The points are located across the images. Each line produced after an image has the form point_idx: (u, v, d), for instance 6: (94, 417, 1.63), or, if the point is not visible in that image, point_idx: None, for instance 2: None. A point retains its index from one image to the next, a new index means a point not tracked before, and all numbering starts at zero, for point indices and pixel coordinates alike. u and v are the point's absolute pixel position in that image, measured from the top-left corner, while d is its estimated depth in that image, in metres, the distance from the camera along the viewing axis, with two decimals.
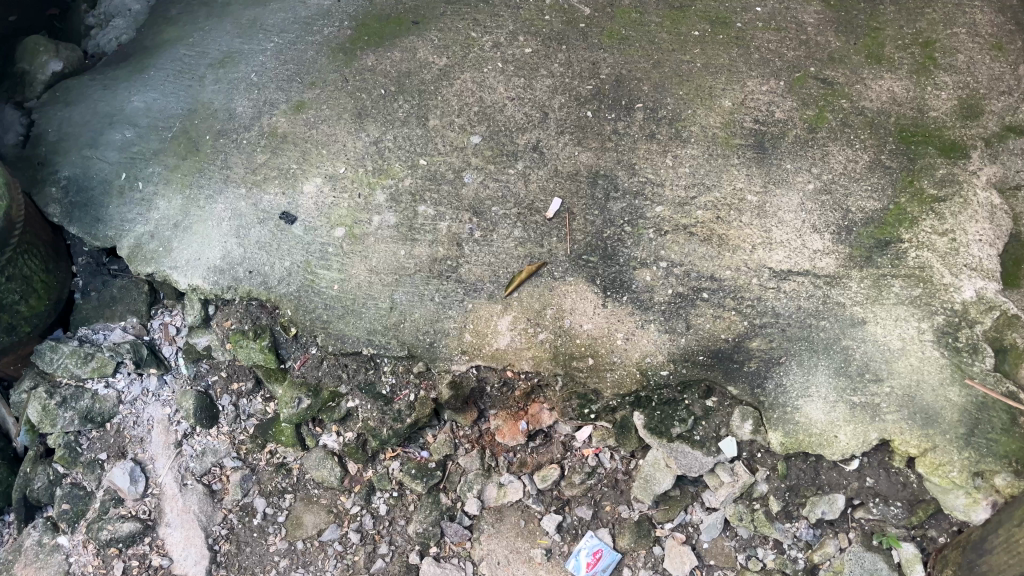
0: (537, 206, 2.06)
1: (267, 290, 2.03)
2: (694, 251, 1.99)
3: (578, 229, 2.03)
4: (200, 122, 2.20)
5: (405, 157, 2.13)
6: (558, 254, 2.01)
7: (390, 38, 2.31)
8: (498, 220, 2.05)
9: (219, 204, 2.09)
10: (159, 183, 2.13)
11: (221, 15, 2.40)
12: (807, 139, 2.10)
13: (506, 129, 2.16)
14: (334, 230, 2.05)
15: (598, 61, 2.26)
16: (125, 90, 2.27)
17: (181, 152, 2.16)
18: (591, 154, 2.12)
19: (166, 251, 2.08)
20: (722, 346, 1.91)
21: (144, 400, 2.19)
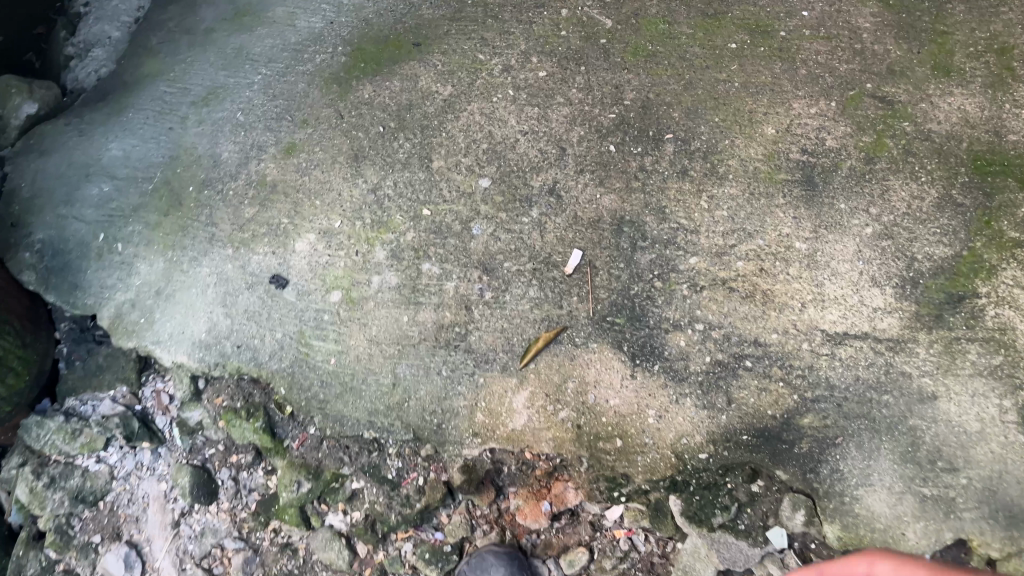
0: (554, 259, 1.83)
1: (258, 366, 1.83)
2: (735, 311, 1.75)
3: (602, 286, 1.80)
4: (182, 171, 2.01)
5: (407, 206, 1.90)
6: (579, 316, 1.78)
7: (390, 64, 2.08)
8: (511, 277, 1.82)
9: (203, 267, 1.90)
10: (140, 244, 1.94)
11: (204, 44, 2.18)
12: (864, 173, 1.83)
13: (519, 169, 1.92)
14: (329, 294, 1.85)
15: (621, 84, 2.00)
16: (102, 136, 2.08)
17: (162, 207, 1.97)
18: (615, 197, 1.87)
19: (147, 324, 1.88)
20: (769, 423, 1.67)
21: (138, 475, 2.04)
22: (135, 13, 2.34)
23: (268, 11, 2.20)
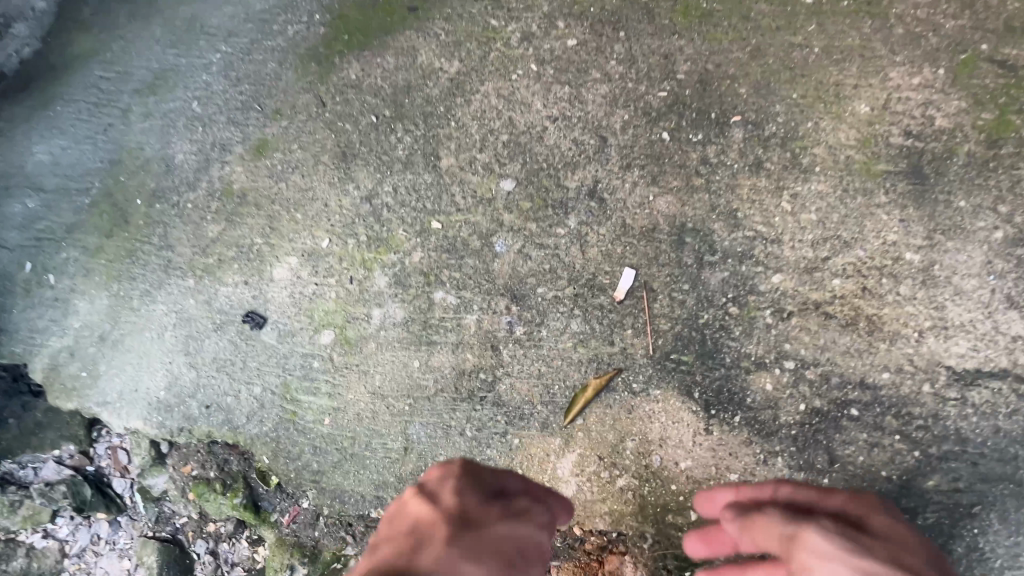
0: (600, 282, 1.45)
1: (234, 431, 1.48)
2: (834, 343, 1.39)
3: (662, 314, 1.43)
4: (127, 179, 1.60)
5: (411, 217, 1.52)
6: (635, 354, 1.43)
7: (381, 36, 1.57)
8: (547, 307, 1.45)
9: (159, 304, 1.53)
10: (77, 274, 1.57)
11: (148, 15, 1.64)
12: (987, 160, 1.40)
13: (549, 165, 1.51)
14: (318, 335, 1.49)
15: (671, 53, 1.50)
16: (23, 134, 1.65)
17: (103, 226, 1.58)
18: (672, 199, 1.48)
19: (91, 380, 1.54)
20: (882, 487, 1.35)
21: (96, 550, 1.69)
22: None
23: None
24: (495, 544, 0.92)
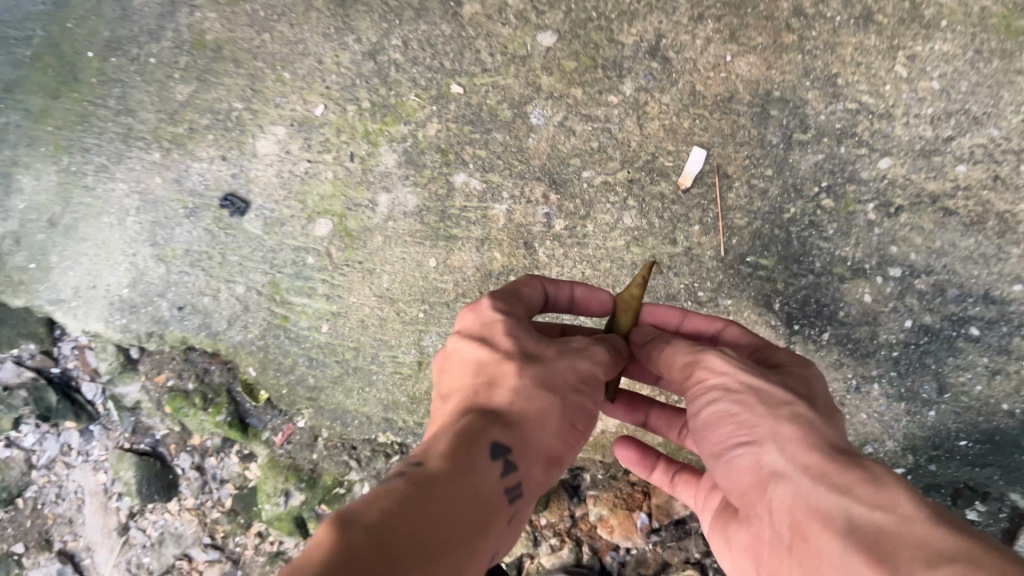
0: (663, 165, 1.16)
1: (214, 337, 1.26)
2: (954, 247, 1.11)
3: (736, 207, 1.16)
4: (74, 25, 1.26)
5: (426, 77, 1.20)
6: (701, 257, 1.16)
7: None
8: (593, 198, 1.18)
9: (119, 184, 1.25)
10: (20, 144, 1.27)
11: None
12: None
13: (599, 12, 1.14)
14: (313, 225, 1.23)
15: None
16: None
17: (48, 84, 1.27)
18: (756, 58, 1.14)
19: (41, 273, 1.26)
20: (1002, 425, 1.10)
21: (65, 462, 1.48)
22: None
23: None
24: (562, 370, 0.83)
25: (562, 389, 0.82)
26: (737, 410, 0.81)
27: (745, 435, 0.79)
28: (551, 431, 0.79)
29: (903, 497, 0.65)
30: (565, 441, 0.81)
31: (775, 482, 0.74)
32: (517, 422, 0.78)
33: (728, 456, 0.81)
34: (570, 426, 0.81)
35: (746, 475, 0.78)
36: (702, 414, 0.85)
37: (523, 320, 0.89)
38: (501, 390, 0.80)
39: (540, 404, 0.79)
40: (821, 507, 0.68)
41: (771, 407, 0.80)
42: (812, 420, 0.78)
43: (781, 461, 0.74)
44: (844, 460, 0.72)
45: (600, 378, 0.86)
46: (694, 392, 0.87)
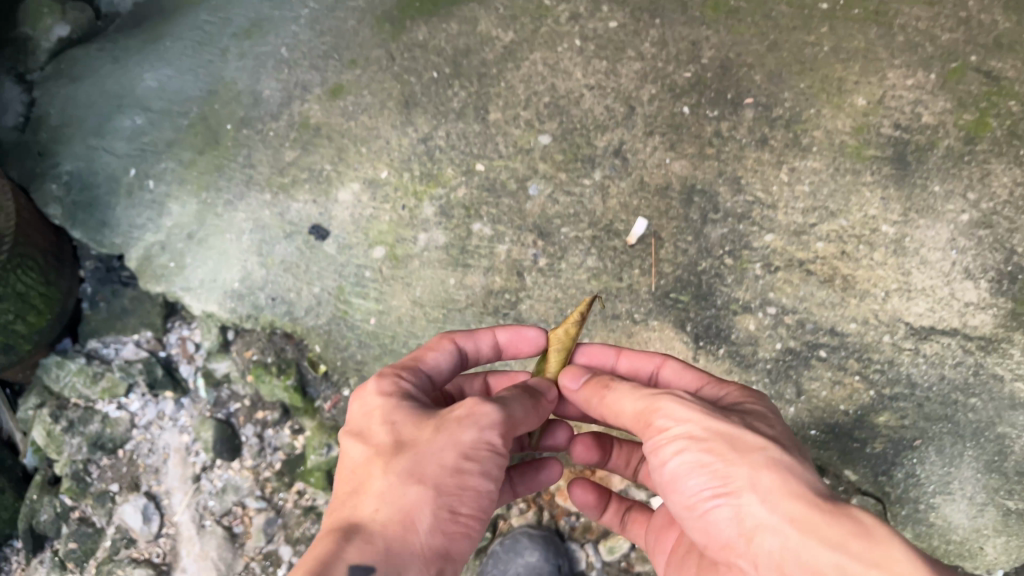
0: (616, 227, 1.69)
1: (294, 321, 1.75)
2: (811, 296, 1.61)
3: (666, 259, 1.67)
4: (221, 107, 1.87)
5: (460, 159, 1.76)
6: (640, 290, 1.66)
7: (446, 5, 1.87)
8: (568, 245, 1.69)
9: (239, 212, 1.79)
10: (173, 183, 1.82)
11: None
12: (962, 154, 1.66)
13: (584, 126, 1.76)
14: (372, 250, 1.75)
15: (699, 40, 1.80)
16: (137, 65, 1.95)
17: (198, 145, 1.84)
18: (686, 163, 1.72)
19: (177, 268, 1.79)
20: (841, 419, 1.57)
21: (159, 425, 1.94)
22: None
23: None
24: (429, 458, 1.02)
25: (432, 486, 1.00)
26: (715, 463, 1.01)
27: (728, 487, 0.99)
28: (423, 525, 0.97)
29: (891, 547, 0.86)
30: (450, 533, 0.99)
31: (767, 534, 0.94)
32: (387, 529, 0.96)
33: (710, 504, 1.01)
34: (445, 521, 0.99)
35: (730, 522, 0.98)
36: (673, 466, 1.05)
37: (403, 407, 1.11)
38: (378, 505, 0.99)
39: (409, 504, 0.98)
40: (815, 558, 0.89)
41: (743, 456, 1.01)
42: (782, 463, 1.00)
43: (768, 512, 0.95)
44: (829, 511, 0.92)
45: (475, 463, 1.03)
46: (659, 438, 1.07)
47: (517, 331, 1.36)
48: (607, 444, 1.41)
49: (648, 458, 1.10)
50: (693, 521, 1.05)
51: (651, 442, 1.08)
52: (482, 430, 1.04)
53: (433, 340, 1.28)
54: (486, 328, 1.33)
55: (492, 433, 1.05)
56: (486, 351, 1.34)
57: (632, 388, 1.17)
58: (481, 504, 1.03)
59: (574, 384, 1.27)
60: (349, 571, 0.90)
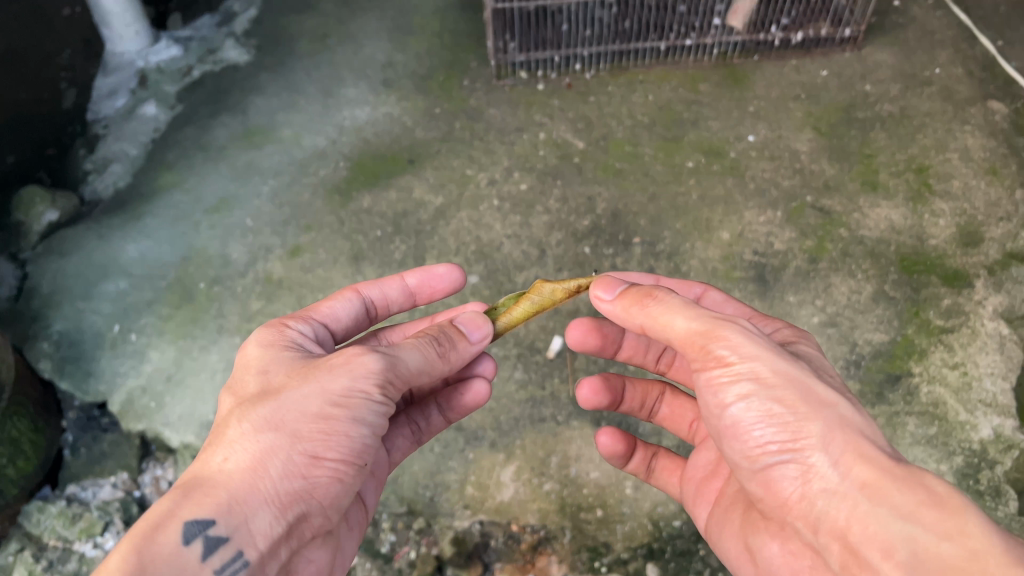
0: (537, 345, 2.04)
1: None
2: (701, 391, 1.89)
3: (581, 368, 1.99)
4: (195, 269, 2.20)
5: None
6: (561, 395, 1.96)
7: (386, 178, 2.33)
8: (498, 361, 2.01)
9: (213, 355, 2.05)
10: (152, 334, 2.10)
11: (218, 161, 2.45)
12: (808, 271, 2.06)
13: (505, 268, 2.12)
14: None
15: (593, 196, 2.25)
16: (120, 240, 2.29)
17: (175, 301, 2.15)
18: (590, 291, 2.10)
19: (157, 407, 2.00)
20: None
21: None
22: (152, 135, 2.58)
23: (308, 140, 2.46)
24: (292, 406, 1.07)
25: (288, 434, 1.06)
26: (788, 415, 1.03)
27: (799, 443, 1.03)
28: (275, 472, 1.04)
29: (965, 518, 0.88)
30: (305, 476, 1.06)
31: (834, 496, 0.98)
32: (235, 478, 1.02)
33: (776, 453, 1.05)
34: (299, 465, 1.05)
35: (794, 480, 1.04)
36: (734, 411, 1.08)
37: (278, 358, 1.18)
38: (230, 456, 1.04)
39: (260, 453, 1.04)
40: (885, 528, 0.92)
41: (815, 410, 1.03)
42: (852, 420, 1.03)
43: (840, 477, 0.98)
44: (909, 481, 0.94)
45: (340, 410, 1.08)
46: (724, 369, 1.08)
47: (428, 271, 1.54)
48: (616, 391, 1.54)
49: (705, 391, 1.13)
50: (755, 467, 1.09)
51: (711, 368, 1.10)
52: (351, 374, 1.09)
53: (339, 291, 1.45)
54: (393, 275, 1.52)
55: (361, 379, 1.09)
56: (395, 294, 1.52)
57: (680, 304, 1.17)
58: (346, 447, 1.09)
59: (607, 296, 1.29)
60: (186, 525, 0.96)
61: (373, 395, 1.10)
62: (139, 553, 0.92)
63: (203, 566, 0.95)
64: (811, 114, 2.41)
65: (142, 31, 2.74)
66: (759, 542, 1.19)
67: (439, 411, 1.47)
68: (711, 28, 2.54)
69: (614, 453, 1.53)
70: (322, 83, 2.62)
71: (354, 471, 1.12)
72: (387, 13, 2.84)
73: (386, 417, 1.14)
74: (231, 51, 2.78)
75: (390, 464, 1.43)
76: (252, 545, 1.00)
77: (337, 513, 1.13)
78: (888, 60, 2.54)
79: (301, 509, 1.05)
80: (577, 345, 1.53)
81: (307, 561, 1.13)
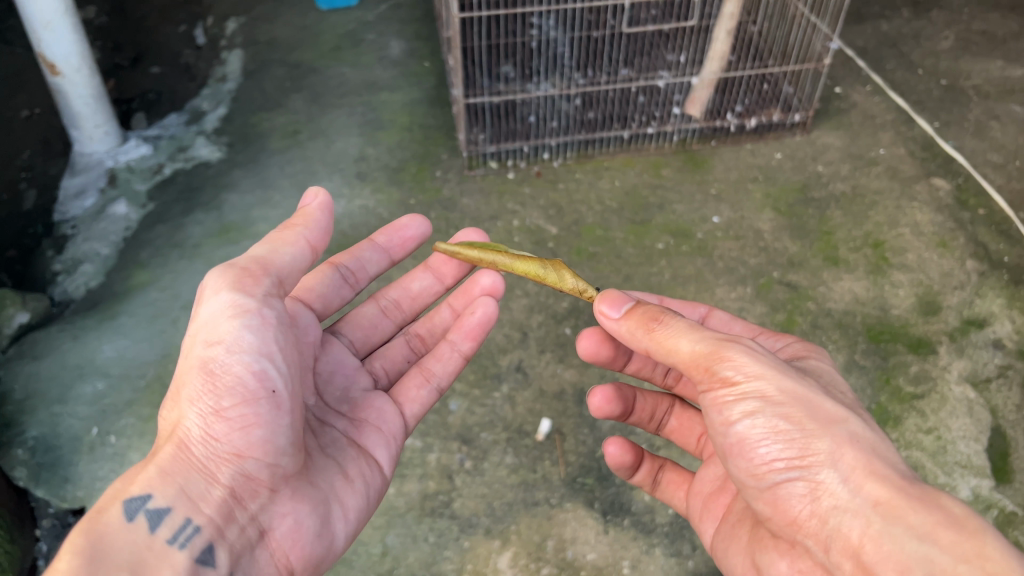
0: (526, 428, 2.06)
1: None
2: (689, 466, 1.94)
3: (570, 449, 2.03)
4: (175, 366, 2.18)
5: None
6: (552, 478, 1.97)
7: None
8: (489, 446, 2.03)
9: None
10: (133, 435, 2.05)
11: (193, 257, 2.46)
12: None
13: (488, 351, 2.21)
14: None
15: None
16: (96, 339, 2.25)
17: (155, 401, 2.11)
18: (574, 370, 2.17)
19: None
20: None
21: None
22: (123, 233, 2.55)
23: None
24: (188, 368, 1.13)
25: (188, 397, 1.11)
26: (794, 432, 1.03)
27: (806, 460, 1.02)
28: (188, 431, 1.08)
29: (983, 541, 0.89)
30: (216, 431, 1.09)
31: (847, 514, 0.98)
32: (163, 451, 1.08)
33: (783, 470, 1.04)
34: (205, 416, 1.08)
35: (804, 499, 1.03)
36: (741, 430, 1.06)
37: None
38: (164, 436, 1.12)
39: (175, 425, 1.10)
40: (903, 549, 0.92)
41: (823, 426, 1.03)
42: (864, 437, 1.03)
43: (850, 493, 0.99)
44: (927, 503, 0.95)
45: (215, 352, 1.11)
46: (730, 390, 1.07)
47: (393, 228, 1.64)
48: (626, 401, 1.53)
49: (708, 408, 1.12)
50: (761, 486, 1.08)
51: (717, 390, 1.09)
52: (206, 316, 1.14)
53: (316, 268, 1.54)
54: (363, 240, 1.61)
55: (220, 314, 1.14)
56: (371, 256, 1.61)
57: (688, 327, 1.16)
58: (240, 387, 1.09)
59: (613, 313, 1.27)
60: (125, 504, 1.03)
61: (237, 322, 1.12)
62: (89, 530, 0.98)
63: (153, 536, 1.02)
64: (770, 194, 2.54)
65: (111, 131, 2.75)
66: (768, 558, 1.17)
67: (452, 346, 1.54)
68: (672, 117, 2.71)
69: (622, 463, 1.52)
70: (296, 177, 2.68)
71: (267, 406, 1.10)
72: (356, 110, 2.94)
73: (270, 338, 1.14)
74: (202, 148, 2.82)
75: (404, 423, 1.43)
76: (198, 510, 1.05)
77: (283, 457, 1.13)
78: (836, 142, 2.71)
79: (230, 464, 1.09)
80: (591, 357, 1.49)
81: (281, 518, 1.14)
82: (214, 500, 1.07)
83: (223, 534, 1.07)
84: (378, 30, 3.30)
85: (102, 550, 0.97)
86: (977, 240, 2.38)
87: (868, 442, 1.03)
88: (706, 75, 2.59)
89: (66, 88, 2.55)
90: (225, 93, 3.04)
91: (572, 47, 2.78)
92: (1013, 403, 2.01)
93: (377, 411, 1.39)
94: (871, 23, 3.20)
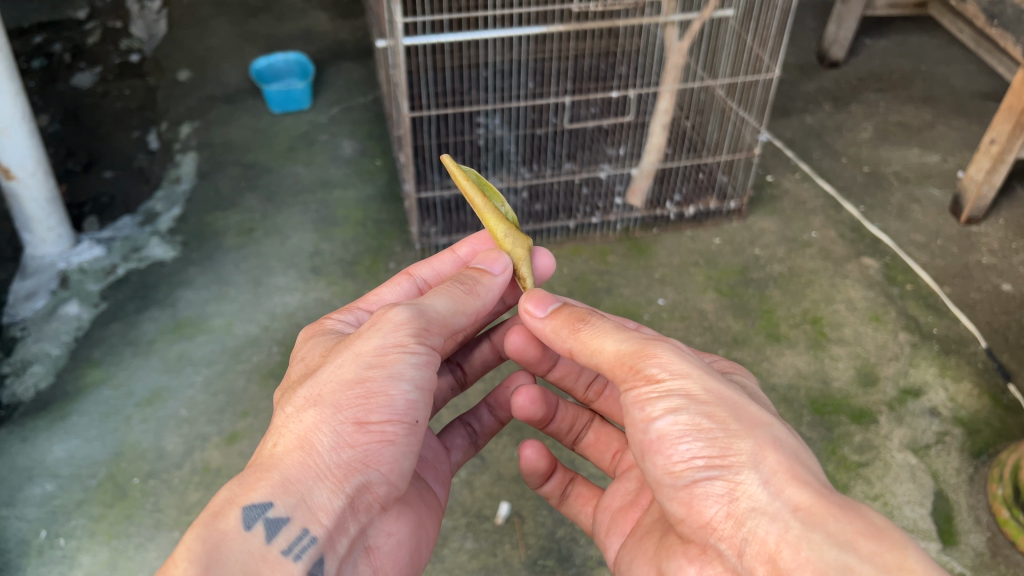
0: (485, 512, 2.08)
1: None
2: None
3: (530, 532, 2.04)
4: (128, 464, 2.16)
5: None
6: (513, 561, 1.98)
7: None
8: (448, 532, 2.02)
9: (150, 552, 1.96)
10: (83, 536, 2.00)
11: (147, 353, 2.46)
12: None
13: None
14: None
15: None
16: (46, 440, 2.22)
17: (107, 499, 2.08)
18: None
19: None
20: None
21: None
22: (74, 332, 2.53)
23: (242, 330, 2.52)
24: (328, 378, 1.11)
25: (329, 406, 1.09)
26: (716, 430, 1.04)
27: (726, 459, 1.03)
28: (320, 442, 1.06)
29: (904, 554, 0.90)
30: (353, 444, 1.08)
31: (767, 519, 0.99)
32: (287, 458, 1.05)
33: (703, 470, 1.04)
34: (345, 433, 1.08)
35: (719, 501, 1.03)
36: (665, 424, 1.07)
37: (317, 344, 1.27)
38: (281, 441, 1.08)
39: (306, 431, 1.07)
40: (822, 556, 0.92)
41: (747, 428, 1.05)
42: (785, 441, 1.06)
43: (770, 496, 1.00)
44: (852, 513, 0.96)
45: (375, 371, 1.11)
46: (654, 385, 1.09)
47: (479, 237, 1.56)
48: (551, 405, 1.55)
49: (625, 402, 1.13)
50: (678, 485, 1.06)
51: (639, 387, 1.11)
52: (373, 337, 1.15)
53: (394, 278, 1.50)
54: (445, 250, 1.55)
55: (388, 338, 1.14)
56: (449, 268, 1.55)
57: (612, 328, 1.21)
58: (390, 408, 1.10)
59: (539, 312, 1.31)
60: (245, 510, 0.99)
61: (404, 355, 1.14)
62: (207, 538, 0.95)
63: (269, 547, 0.98)
64: (711, 277, 2.66)
65: (65, 233, 2.76)
66: (675, 566, 1.13)
67: (490, 410, 1.62)
68: (614, 207, 2.84)
69: (535, 468, 1.53)
70: (250, 273, 2.73)
71: (406, 431, 1.13)
72: (311, 207, 3.02)
73: (428, 372, 1.16)
74: (156, 248, 2.85)
75: (451, 465, 1.51)
76: (315, 520, 1.02)
77: (399, 481, 1.14)
78: (771, 227, 2.86)
79: (354, 479, 1.07)
80: (517, 352, 1.51)
81: (386, 536, 1.17)
82: (333, 517, 1.04)
83: (331, 546, 1.05)
84: (331, 131, 3.42)
85: (218, 561, 0.93)
86: (907, 313, 2.52)
87: (791, 448, 1.05)
88: (644, 166, 2.73)
89: (20, 193, 2.58)
90: (179, 195, 3.09)
91: (517, 144, 2.95)
92: (954, 467, 2.09)
93: (437, 458, 1.46)
94: (796, 117, 3.43)
